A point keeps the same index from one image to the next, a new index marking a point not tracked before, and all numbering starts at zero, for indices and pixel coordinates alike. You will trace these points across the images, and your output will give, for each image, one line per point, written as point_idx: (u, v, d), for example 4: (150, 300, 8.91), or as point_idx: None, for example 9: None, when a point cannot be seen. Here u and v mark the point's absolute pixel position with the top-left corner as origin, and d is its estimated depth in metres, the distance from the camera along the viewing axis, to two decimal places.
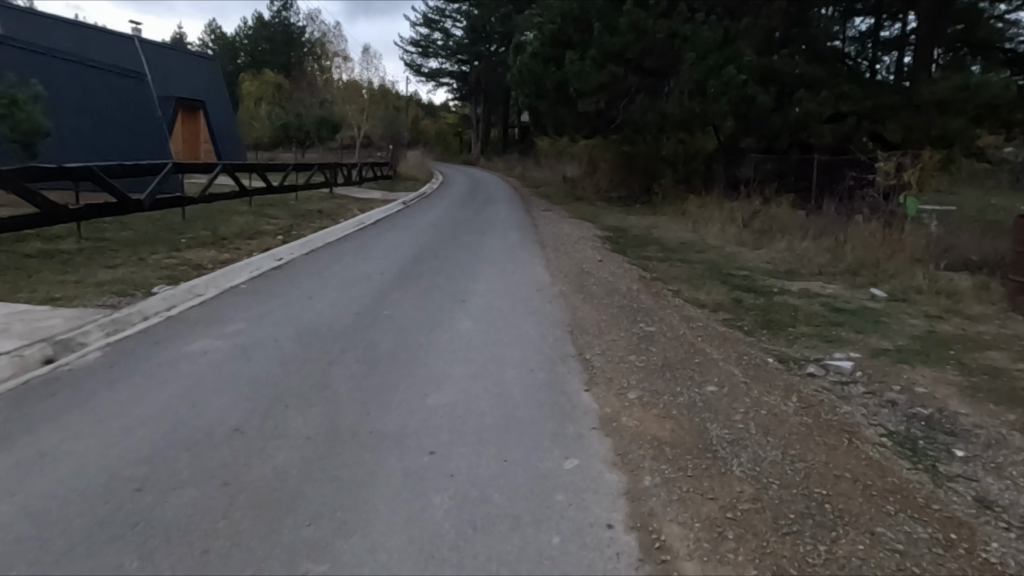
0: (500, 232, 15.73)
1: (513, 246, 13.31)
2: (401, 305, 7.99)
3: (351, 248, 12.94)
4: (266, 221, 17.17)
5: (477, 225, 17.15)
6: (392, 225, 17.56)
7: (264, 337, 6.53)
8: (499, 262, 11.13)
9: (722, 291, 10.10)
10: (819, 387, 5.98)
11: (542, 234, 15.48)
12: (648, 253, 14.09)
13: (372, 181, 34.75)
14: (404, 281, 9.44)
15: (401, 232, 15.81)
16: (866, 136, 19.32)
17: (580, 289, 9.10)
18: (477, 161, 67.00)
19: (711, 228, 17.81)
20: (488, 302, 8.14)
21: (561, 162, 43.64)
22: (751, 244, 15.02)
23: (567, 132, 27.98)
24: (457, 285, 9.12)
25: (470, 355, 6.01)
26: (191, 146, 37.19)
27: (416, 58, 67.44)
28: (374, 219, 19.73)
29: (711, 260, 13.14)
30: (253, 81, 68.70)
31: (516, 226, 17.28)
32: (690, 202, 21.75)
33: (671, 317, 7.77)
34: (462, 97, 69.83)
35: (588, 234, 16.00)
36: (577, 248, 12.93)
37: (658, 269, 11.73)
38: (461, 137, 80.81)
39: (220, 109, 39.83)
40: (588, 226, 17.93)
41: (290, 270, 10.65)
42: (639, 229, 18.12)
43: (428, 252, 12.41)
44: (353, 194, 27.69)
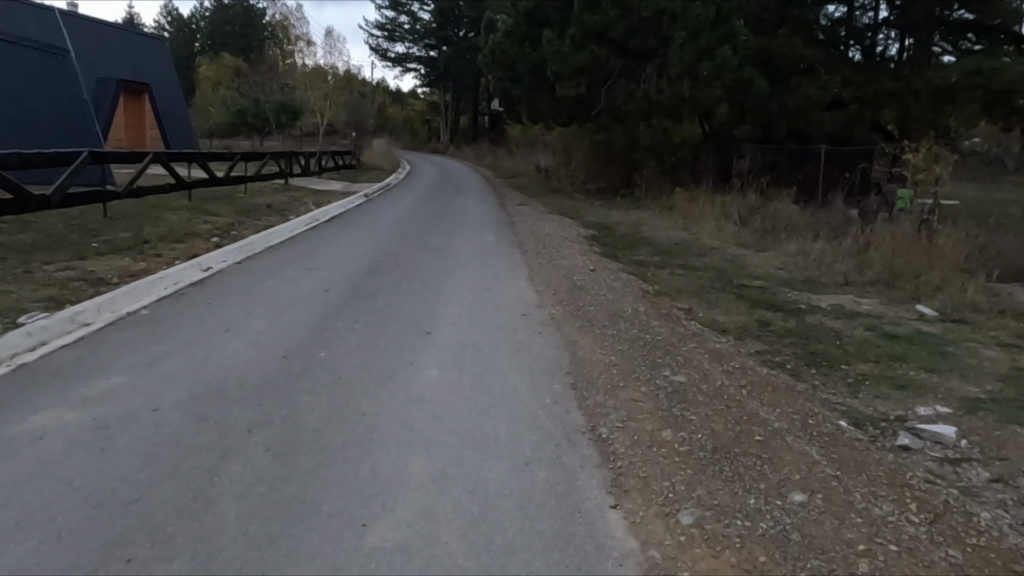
0: (472, 231, 13.88)
1: (487, 249, 11.51)
2: (346, 341, 6.15)
3: (297, 253, 11.00)
4: (204, 219, 15.02)
5: (445, 222, 15.27)
6: (351, 222, 15.61)
7: (141, 405, 4.61)
8: (470, 272, 9.34)
9: (741, 310, 8.42)
10: (928, 472, 4.27)
11: (520, 235, 13.65)
12: (642, 256, 12.36)
13: (334, 171, 32.45)
14: (354, 303, 7.58)
15: (359, 230, 13.87)
16: (868, 125, 17.84)
17: (574, 312, 7.32)
18: (446, 150, 64.75)
19: (705, 225, 16.20)
20: (457, 335, 6.34)
21: (534, 152, 41.72)
22: (754, 245, 13.43)
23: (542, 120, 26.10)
24: (420, 309, 7.28)
25: (434, 434, 4.22)
26: (136, 133, 34.44)
27: (381, 42, 64.69)
28: (330, 214, 17.69)
29: (715, 266, 11.49)
30: (209, 65, 65.25)
31: (489, 223, 15.45)
32: (677, 196, 20.12)
33: (697, 356, 6.02)
34: (430, 83, 67.36)
35: (572, 234, 14.21)
36: (563, 253, 11.14)
37: (660, 279, 10.00)
38: (429, 125, 78.27)
39: (168, 91, 37.03)
40: (570, 224, 16.19)
41: (214, 284, 8.66)
42: (626, 227, 16.43)
43: (387, 257, 10.54)
44: (311, 186, 25.46)
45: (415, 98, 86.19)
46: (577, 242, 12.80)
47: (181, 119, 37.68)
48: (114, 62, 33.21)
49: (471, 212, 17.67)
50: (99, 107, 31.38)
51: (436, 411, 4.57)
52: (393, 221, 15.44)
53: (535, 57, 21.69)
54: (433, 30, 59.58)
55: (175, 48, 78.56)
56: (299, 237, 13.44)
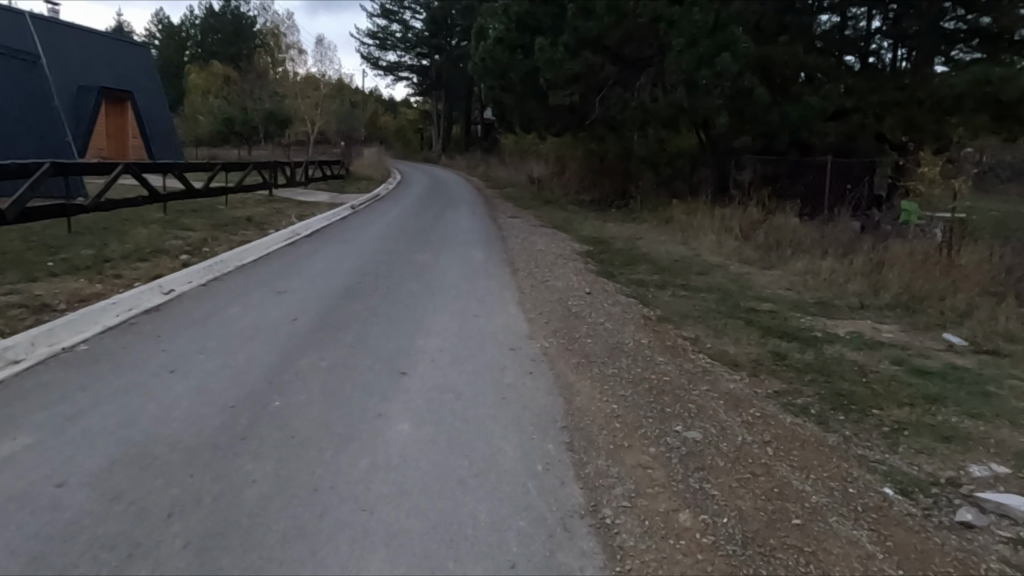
0: (460, 247, 13.13)
1: (474, 268, 10.78)
2: (308, 384, 5.38)
3: (271, 273, 10.23)
4: (177, 233, 14.20)
5: (433, 237, 14.52)
6: (333, 236, 14.85)
7: (46, 477, 3.80)
8: (455, 295, 8.60)
9: (753, 339, 7.67)
10: (1003, 562, 3.50)
11: (511, 251, 12.91)
12: (640, 275, 11.63)
13: (322, 181, 31.66)
14: (323, 334, 6.81)
15: (341, 246, 13.12)
16: (872, 136, 17.21)
17: (568, 345, 6.56)
18: (438, 159, 64.08)
19: (705, 241, 15.52)
20: (435, 375, 5.58)
21: (527, 161, 41.04)
22: (759, 262, 12.74)
23: (535, 129, 25.41)
24: (396, 342, 6.51)
25: (398, 518, 3.45)
26: (118, 142, 33.57)
27: (373, 51, 64.11)
28: (313, 227, 16.92)
29: (719, 286, 10.77)
30: (198, 73, 64.43)
31: (479, 238, 14.70)
32: (675, 209, 19.45)
33: (710, 401, 5.25)
34: (423, 92, 66.77)
35: (566, 250, 13.47)
36: (556, 272, 10.39)
37: (662, 303, 9.25)
38: (422, 135, 77.71)
39: (152, 100, 36.21)
40: (564, 239, 15.48)
41: (173, 311, 7.86)
42: (623, 242, 15.72)
43: (367, 277, 9.79)
44: (297, 198, 24.67)
45: (407, 107, 85.58)
46: (571, 259, 12.05)
47: (166, 128, 36.83)
48: (97, 70, 32.41)
49: (461, 226, 16.94)
50: (79, 115, 30.51)
51: (402, 483, 3.81)
52: (378, 236, 14.69)
53: (527, 65, 21.03)
54: (425, 39, 59.02)
55: (164, 56, 77.68)
56: (276, 253, 12.65)
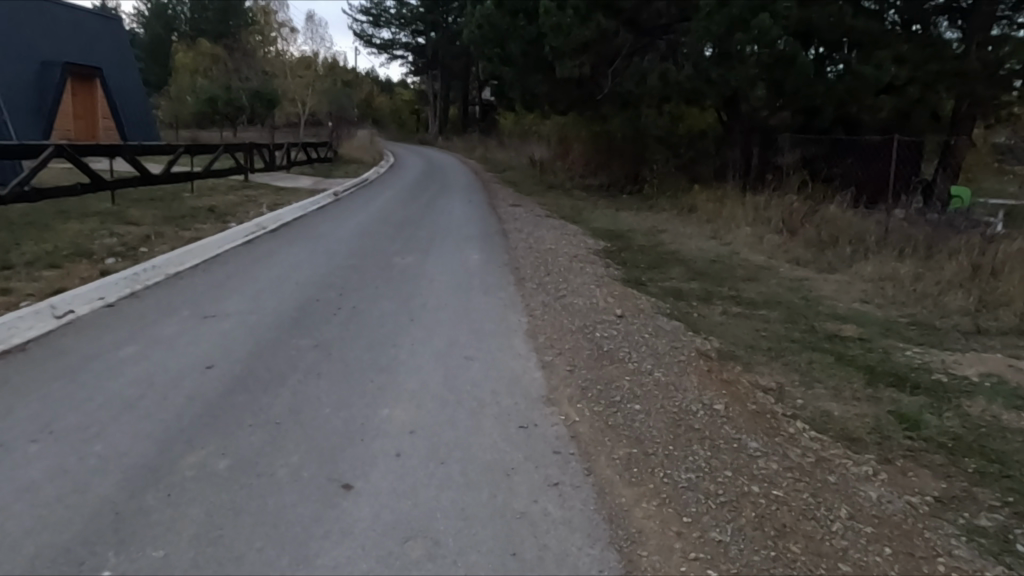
0: (449, 245, 10.90)
1: (466, 276, 8.58)
2: (183, 518, 3.18)
3: (208, 284, 7.99)
4: (114, 228, 11.93)
5: (419, 232, 12.30)
6: (301, 230, 12.60)
7: None
8: (438, 323, 6.42)
9: (858, 391, 5.46)
10: None
11: (511, 251, 10.67)
12: (675, 281, 9.43)
13: (306, 164, 29.22)
14: (244, 396, 4.62)
15: (307, 244, 10.84)
16: (930, 111, 14.89)
17: (606, 418, 4.33)
18: (434, 142, 61.52)
19: (740, 237, 13.33)
20: (397, 494, 3.40)
21: (527, 143, 38.56)
22: (815, 266, 10.53)
23: (537, 107, 22.97)
24: (345, 416, 4.30)
25: None
26: (87, 122, 31.07)
27: (366, 28, 61.32)
28: (285, 218, 14.64)
29: (777, 298, 8.56)
30: (182, 51, 61.47)
31: (474, 232, 12.47)
32: (698, 197, 17.20)
33: (872, 555, 3.07)
34: (418, 72, 64.08)
35: (582, 248, 11.20)
36: (571, 282, 8.14)
37: (715, 327, 7.03)
38: (418, 116, 74.96)
39: (126, 77, 33.63)
40: (577, 233, 13.26)
41: (48, 349, 5.61)
42: (645, 236, 13.50)
43: (329, 292, 7.58)
44: (275, 184, 22.33)
45: (402, 87, 82.67)
46: (589, 262, 9.81)
47: (141, 106, 34.33)
48: (60, 46, 29.98)
49: (454, 216, 14.73)
50: (42, 99, 28.26)
51: None
52: (355, 230, 12.48)
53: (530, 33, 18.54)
54: (421, 15, 56.23)
55: (148, 33, 74.36)
56: (230, 254, 10.41)
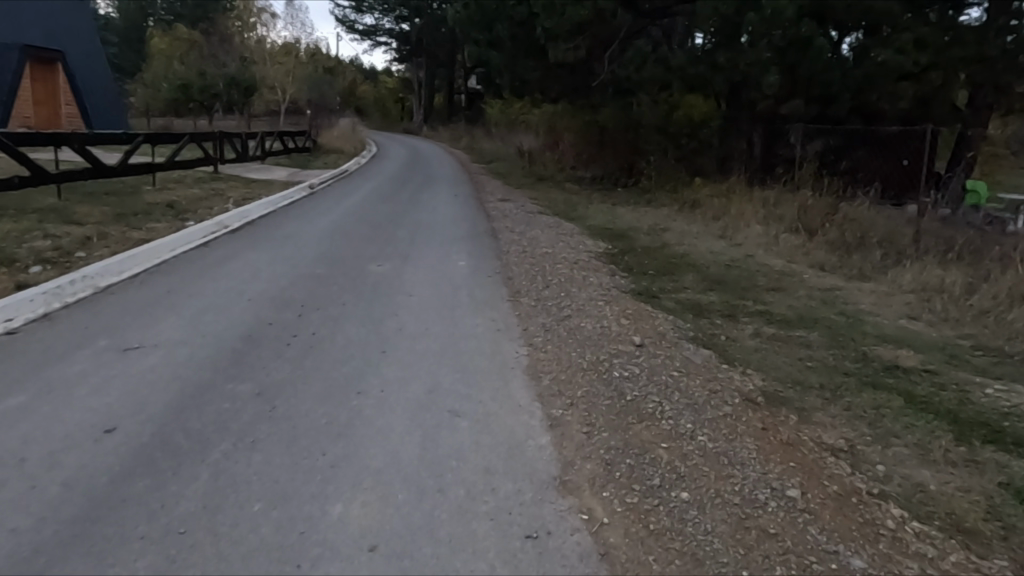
0: (432, 248, 9.64)
1: (451, 288, 7.34)
2: None
3: (142, 301, 6.68)
4: (52, 227, 10.55)
5: (399, 232, 11.03)
6: (267, 230, 11.28)
7: None
8: (416, 356, 5.16)
9: (951, 452, 4.29)
10: None
11: (502, 254, 9.44)
12: (691, 294, 8.27)
13: (283, 154, 27.74)
14: (145, 482, 3.37)
15: (269, 249, 9.52)
16: (954, 98, 13.77)
17: (647, 521, 3.14)
18: (419, 131, 59.91)
19: (752, 238, 12.19)
20: None
21: (515, 133, 37.20)
22: (842, 272, 9.40)
23: (527, 95, 21.66)
24: (281, 520, 3.07)
25: None
26: (50, 109, 29.36)
27: (349, 14, 59.51)
28: (253, 215, 13.30)
29: (811, 314, 7.41)
30: (159, 37, 59.33)
31: (460, 232, 11.22)
32: (701, 192, 16.04)
33: None
34: (403, 59, 62.43)
35: (581, 252, 9.98)
36: (575, 299, 6.91)
37: (752, 358, 5.84)
38: (403, 105, 73.24)
39: (94, 60, 31.87)
40: (574, 233, 12.03)
41: None
42: (648, 236, 12.32)
43: (287, 313, 6.32)
44: (248, 176, 20.88)
45: (386, 74, 80.76)
46: (592, 270, 8.57)
47: (111, 92, 32.61)
48: (19, 28, 28.41)
49: (437, 213, 13.44)
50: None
51: None
52: (328, 229, 11.19)
53: (520, 14, 17.21)
54: (405, 1, 54.56)
55: (124, 17, 71.93)
56: (181, 259, 9.08)
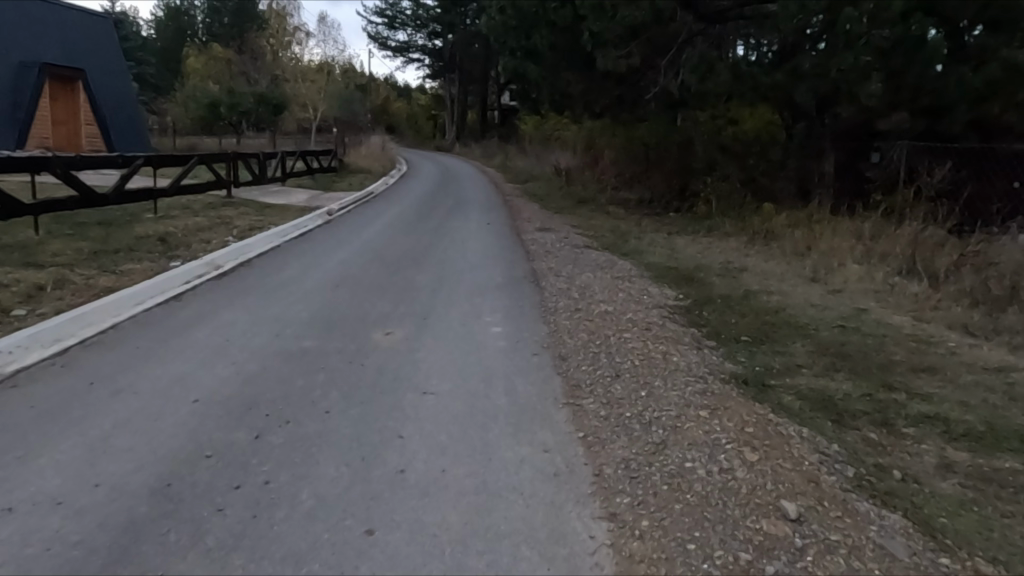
0: (458, 305, 7.56)
1: (482, 379, 5.23)
2: None
3: (44, 405, 4.67)
4: (6, 272, 8.81)
5: (418, 278, 8.99)
6: (260, 274, 9.33)
7: None
8: (423, 552, 3.06)
9: None
10: None
11: (545, 312, 7.32)
12: (811, 378, 6.03)
13: (306, 175, 26.17)
14: None
15: (254, 305, 7.53)
16: None
17: None
18: (452, 148, 58.41)
19: (854, 284, 9.91)
20: None
21: (551, 150, 35.18)
22: (1003, 344, 7.05)
23: (568, 111, 19.65)
24: None
25: None
26: (69, 129, 28.46)
27: (382, 31, 58.45)
28: (252, 252, 11.44)
29: (1004, 420, 5.09)
30: (195, 57, 59.06)
31: (492, 278, 9.16)
32: (776, 222, 13.76)
33: None
34: (436, 76, 61.12)
35: (649, 307, 7.80)
36: (664, 402, 4.74)
37: (970, 526, 3.60)
38: (436, 122, 71.87)
39: (117, 78, 30.95)
40: (635, 277, 9.89)
41: None
42: (724, 281, 10.10)
43: (240, 434, 4.27)
44: (263, 200, 19.21)
45: (418, 91, 79.73)
46: (672, 342, 6.39)
47: (135, 113, 31.67)
48: (41, 46, 27.65)
49: (466, 249, 11.42)
50: (19, 101, 26.13)
51: None
52: (333, 274, 9.21)
53: (561, 19, 15.22)
54: (437, 16, 53.26)
55: (163, 39, 72.45)
56: (143, 318, 7.15)
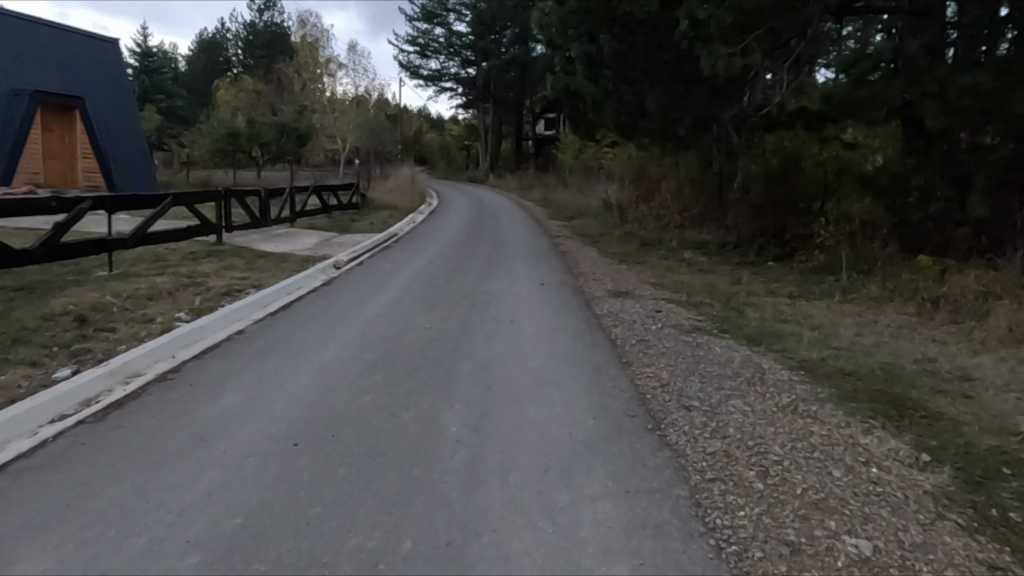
0: (523, 526, 3.60)
1: None
2: None
3: None
4: None
5: (443, 424, 5.03)
6: (179, 406, 5.47)
7: None
8: None
9: None
10: None
11: (720, 555, 3.34)
12: None
13: (321, 213, 22.71)
14: None
15: (117, 518, 3.71)
16: None
17: None
18: (486, 180, 54.96)
19: None
20: None
21: (598, 183, 31.25)
22: None
23: (635, 136, 15.90)
24: None
25: None
26: (64, 162, 25.63)
27: (413, 59, 55.69)
28: (204, 342, 7.69)
29: None
30: (224, 89, 56.89)
31: (572, 418, 5.15)
32: (958, 288, 9.67)
33: None
34: (469, 105, 58.09)
35: (927, 525, 3.73)
36: None
37: None
38: (468, 152, 68.23)
39: (121, 105, 28.22)
40: (812, 407, 5.78)
41: None
42: (962, 410, 5.99)
43: None
44: (260, 249, 15.66)
45: (450, 122, 76.89)
46: None
47: (141, 147, 28.85)
48: (37, 72, 24.96)
49: (518, 340, 7.53)
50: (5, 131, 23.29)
51: None
52: (300, 411, 5.32)
53: (640, 10, 11.59)
54: (470, 43, 50.27)
55: (195, 73, 71.15)
56: None
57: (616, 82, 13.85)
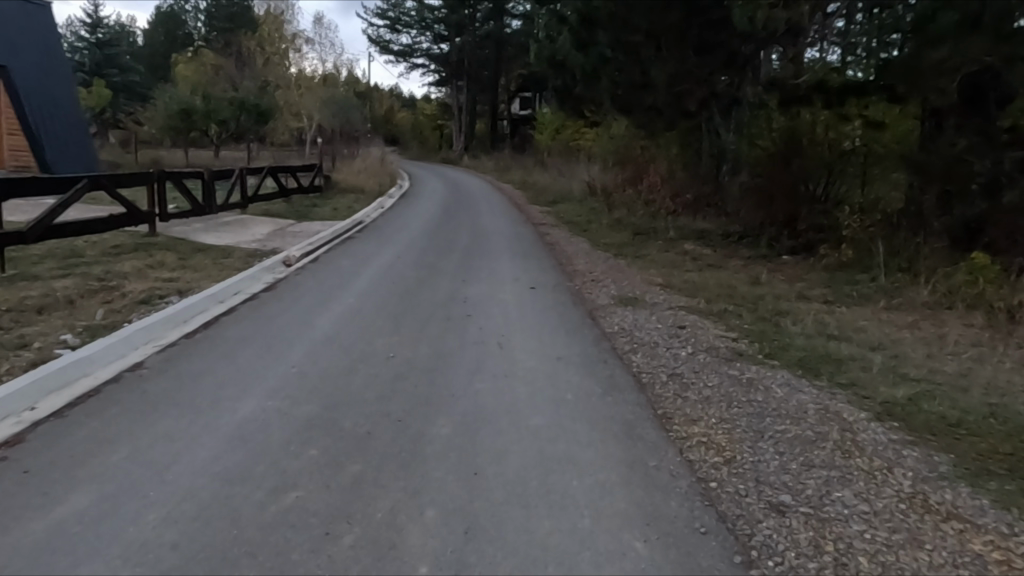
0: None
1: None
2: None
3: None
4: None
5: (407, 559, 3.15)
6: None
7: None
8: None
9: None
10: None
11: None
12: None
13: (278, 197, 20.41)
14: None
15: None
16: None
17: None
18: (460, 160, 52.56)
19: None
20: None
21: (580, 165, 29.27)
22: None
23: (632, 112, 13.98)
24: None
25: None
26: None
27: (383, 34, 52.83)
28: (83, 383, 5.59)
29: None
30: (182, 63, 53.46)
31: (611, 540, 3.31)
32: None
33: None
34: (442, 83, 55.49)
35: None
36: None
37: None
38: (441, 131, 65.44)
39: (55, 73, 25.37)
40: (946, 493, 3.98)
41: None
42: None
43: None
44: (200, 241, 13.45)
45: (423, 100, 73.94)
46: None
47: (79, 124, 26.02)
48: None
49: (511, 378, 5.63)
50: None
51: None
52: (184, 533, 3.37)
53: None
54: (443, 17, 47.54)
55: (152, 47, 67.07)
56: None
57: (616, 47, 11.90)
